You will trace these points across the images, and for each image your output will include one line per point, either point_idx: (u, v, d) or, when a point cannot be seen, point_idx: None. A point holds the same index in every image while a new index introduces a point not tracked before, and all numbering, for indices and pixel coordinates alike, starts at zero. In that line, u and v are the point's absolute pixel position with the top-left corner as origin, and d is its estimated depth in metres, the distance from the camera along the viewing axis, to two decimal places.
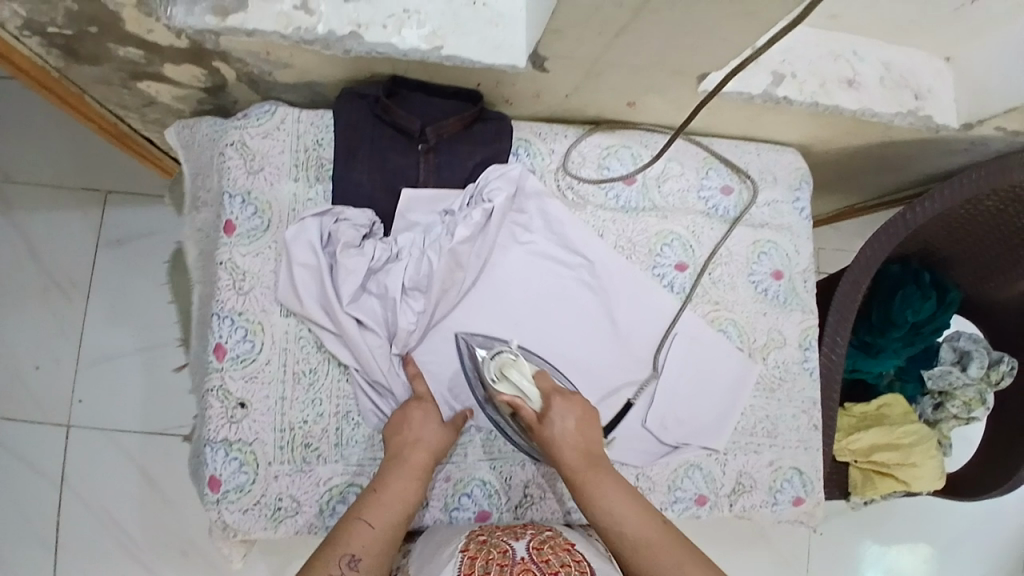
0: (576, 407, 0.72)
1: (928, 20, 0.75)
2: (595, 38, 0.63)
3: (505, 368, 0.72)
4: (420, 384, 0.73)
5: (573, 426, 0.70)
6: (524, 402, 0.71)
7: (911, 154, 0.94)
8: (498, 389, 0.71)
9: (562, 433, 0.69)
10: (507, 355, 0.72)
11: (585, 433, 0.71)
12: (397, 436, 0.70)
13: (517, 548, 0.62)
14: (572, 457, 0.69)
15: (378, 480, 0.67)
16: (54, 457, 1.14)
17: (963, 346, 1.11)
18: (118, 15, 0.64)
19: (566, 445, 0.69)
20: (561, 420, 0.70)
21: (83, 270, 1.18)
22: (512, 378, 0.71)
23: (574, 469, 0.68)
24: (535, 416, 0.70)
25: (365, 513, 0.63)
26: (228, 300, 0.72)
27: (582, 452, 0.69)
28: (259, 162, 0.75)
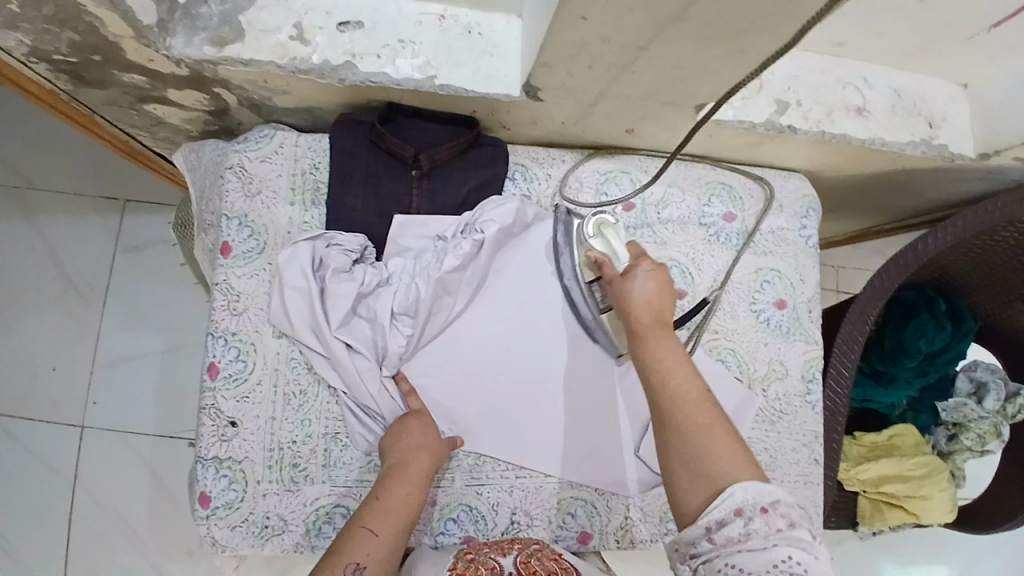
0: (662, 273, 0.65)
1: (941, 47, 0.73)
2: (586, 70, 0.63)
3: (603, 228, 0.73)
4: (414, 399, 0.74)
5: (653, 288, 0.64)
6: (611, 260, 0.69)
7: (926, 180, 0.90)
8: (592, 245, 0.72)
9: (637, 291, 0.64)
10: (607, 219, 0.73)
11: (664, 299, 0.64)
12: (399, 443, 0.70)
13: (506, 565, 0.63)
14: (642, 312, 0.62)
15: (380, 488, 0.66)
16: (69, 455, 1.17)
17: (980, 376, 1.06)
18: (120, 45, 0.66)
19: (641, 300, 0.63)
20: (642, 280, 0.64)
21: (101, 276, 1.22)
22: (608, 237, 0.71)
23: (641, 320, 0.62)
24: (618, 274, 0.67)
25: (368, 522, 0.63)
26: (222, 321, 0.74)
27: (655, 312, 0.63)
28: (257, 186, 0.76)
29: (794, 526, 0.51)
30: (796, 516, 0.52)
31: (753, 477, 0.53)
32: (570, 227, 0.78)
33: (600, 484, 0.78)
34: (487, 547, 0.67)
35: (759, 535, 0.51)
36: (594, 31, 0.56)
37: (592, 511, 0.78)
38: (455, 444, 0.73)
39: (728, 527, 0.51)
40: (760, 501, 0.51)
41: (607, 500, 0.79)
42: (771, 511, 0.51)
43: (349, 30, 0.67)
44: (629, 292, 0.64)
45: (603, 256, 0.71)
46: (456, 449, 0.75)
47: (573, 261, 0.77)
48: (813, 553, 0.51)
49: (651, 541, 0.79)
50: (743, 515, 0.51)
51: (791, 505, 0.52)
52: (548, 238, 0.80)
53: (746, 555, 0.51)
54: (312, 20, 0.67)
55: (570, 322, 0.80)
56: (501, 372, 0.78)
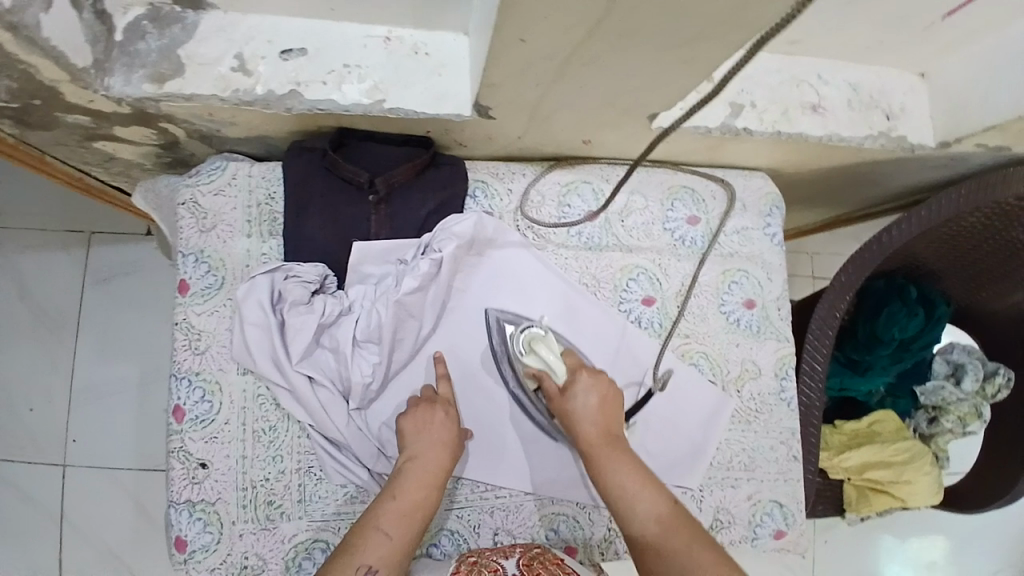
0: (601, 383, 0.72)
1: (893, 40, 0.72)
2: (533, 88, 0.62)
3: (534, 342, 0.75)
4: (445, 385, 0.75)
5: (595, 401, 0.71)
6: (550, 374, 0.73)
7: (889, 170, 0.90)
8: (526, 361, 0.75)
9: (583, 409, 0.70)
10: (536, 331, 0.76)
11: (608, 412, 0.71)
12: (422, 434, 0.70)
13: (508, 567, 0.64)
14: (594, 434, 0.69)
15: (394, 487, 0.65)
16: (52, 494, 1.15)
17: (957, 358, 1.07)
18: (58, 89, 0.64)
19: (588, 421, 0.69)
20: (583, 396, 0.71)
21: (71, 312, 1.19)
22: (540, 353, 0.74)
23: (593, 443, 0.68)
24: (558, 390, 0.72)
25: (381, 522, 0.62)
26: (185, 361, 0.73)
27: (604, 430, 0.69)
28: (212, 220, 0.75)
29: None
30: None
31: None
32: (505, 332, 0.78)
33: (580, 498, 0.78)
34: (491, 550, 0.67)
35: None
36: (537, 51, 0.55)
37: (575, 525, 0.78)
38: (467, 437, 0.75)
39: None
40: None
41: (589, 513, 0.78)
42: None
43: (292, 58, 0.66)
44: (575, 410, 0.70)
45: (540, 369, 0.74)
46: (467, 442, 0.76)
47: (514, 374, 0.77)
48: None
49: None
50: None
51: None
52: (485, 346, 0.78)
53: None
54: (254, 50, 0.65)
55: (524, 431, 0.78)
56: (476, 402, 0.77)
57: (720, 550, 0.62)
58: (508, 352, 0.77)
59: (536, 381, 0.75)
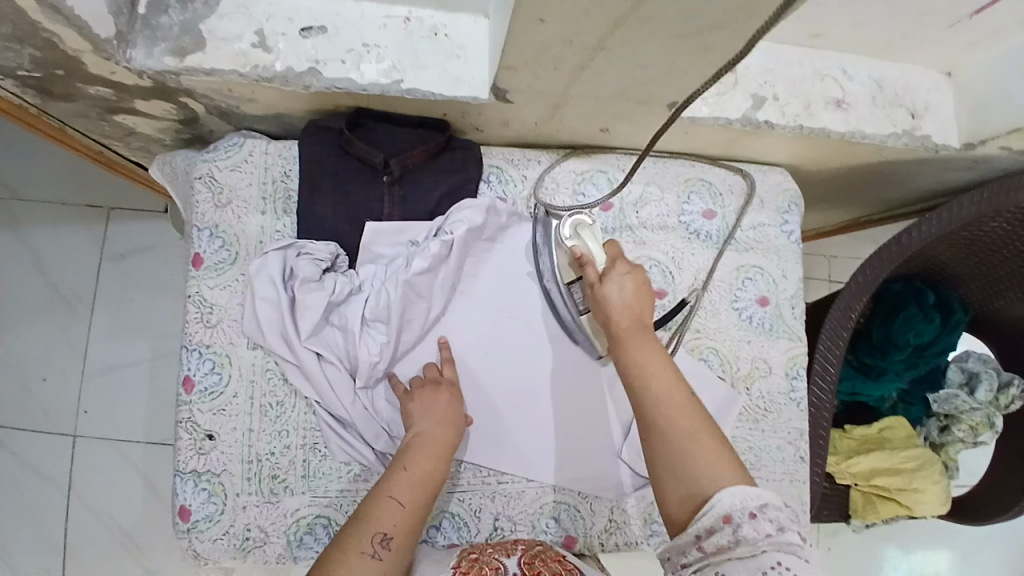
0: (638, 274, 0.69)
1: (923, 35, 0.71)
2: (551, 73, 0.62)
3: (581, 229, 0.73)
4: (449, 368, 0.75)
5: (631, 291, 0.67)
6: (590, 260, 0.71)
7: (912, 170, 0.89)
8: (570, 245, 0.73)
9: (617, 295, 0.67)
10: (585, 218, 0.74)
11: (642, 301, 0.67)
12: (426, 416, 0.70)
13: (510, 565, 0.63)
14: (624, 318, 0.65)
15: (405, 458, 0.66)
16: (62, 464, 1.17)
17: (972, 367, 1.06)
18: (80, 59, 0.65)
19: (620, 306, 0.66)
20: (618, 284, 0.68)
21: (88, 285, 1.21)
22: (585, 237, 0.73)
23: (623, 327, 0.65)
24: (595, 276, 0.69)
25: (394, 493, 0.63)
26: (196, 334, 0.74)
27: (635, 317, 0.66)
28: (227, 196, 0.76)
29: (783, 532, 0.53)
30: (784, 520, 0.54)
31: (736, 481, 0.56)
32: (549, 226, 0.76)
33: (583, 488, 0.78)
34: (491, 548, 0.66)
35: (748, 542, 0.53)
36: (556, 34, 0.54)
37: (576, 515, 0.78)
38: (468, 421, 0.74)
39: (716, 534, 0.54)
40: (748, 509, 0.54)
41: (591, 503, 0.78)
42: (760, 516, 0.53)
43: (311, 36, 0.66)
44: (607, 295, 0.67)
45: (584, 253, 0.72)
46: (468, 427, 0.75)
47: (552, 262, 0.75)
48: (801, 555, 0.53)
49: (636, 543, 0.79)
50: (731, 522, 0.54)
51: (780, 509, 0.54)
52: (529, 238, 0.80)
53: (736, 563, 0.53)
54: (274, 27, 0.65)
55: (529, 412, 0.78)
56: (483, 384, 0.77)
57: (728, 451, 0.59)
58: (549, 243, 0.76)
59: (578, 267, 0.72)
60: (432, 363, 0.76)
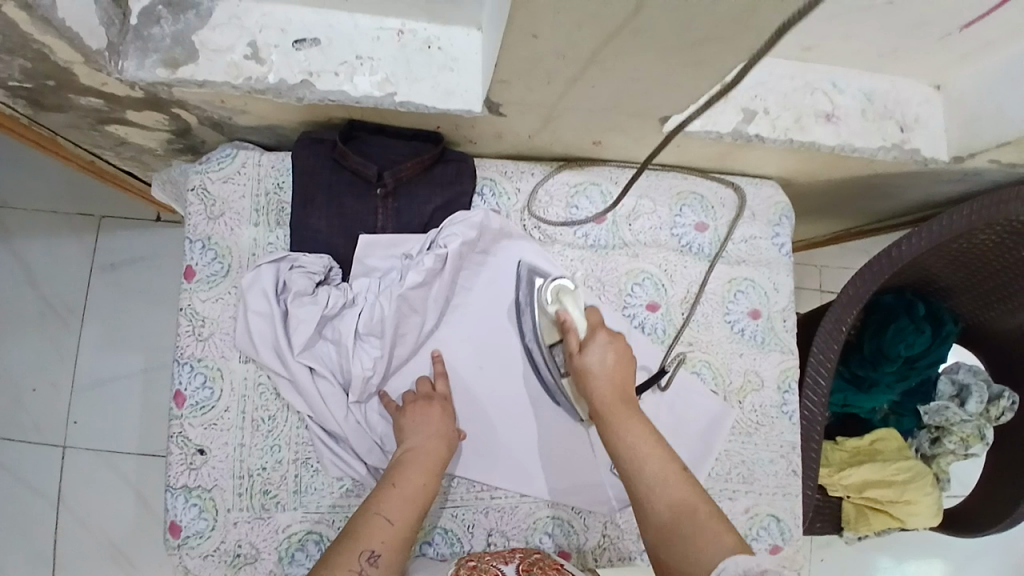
0: (618, 342, 0.71)
1: (911, 50, 0.72)
2: (545, 86, 0.62)
3: (562, 294, 0.74)
4: (443, 382, 0.75)
5: (612, 361, 0.70)
6: (574, 326, 0.72)
7: (902, 183, 0.89)
8: (553, 312, 0.74)
9: (599, 367, 0.70)
10: (566, 283, 0.75)
11: (624, 371, 0.71)
12: (417, 432, 0.69)
13: (508, 572, 0.63)
14: (606, 392, 0.69)
15: (395, 474, 0.66)
16: (51, 477, 1.15)
17: (962, 379, 1.06)
18: (71, 71, 0.65)
19: (602, 378, 0.69)
20: (600, 353, 0.70)
21: (78, 295, 1.20)
22: (566, 304, 0.73)
23: (606, 402, 0.68)
24: (577, 345, 0.71)
25: (382, 509, 0.62)
26: (187, 347, 0.73)
27: (617, 389, 0.69)
28: (220, 208, 0.75)
29: None
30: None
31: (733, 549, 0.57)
32: (534, 285, 0.77)
33: (576, 502, 0.77)
34: (490, 555, 0.67)
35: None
36: (549, 48, 0.55)
37: (570, 530, 0.77)
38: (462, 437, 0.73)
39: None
40: (749, 574, 0.53)
41: (584, 518, 0.78)
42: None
43: (305, 48, 0.66)
44: (589, 369, 0.70)
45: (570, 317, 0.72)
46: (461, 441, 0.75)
47: (534, 323, 0.76)
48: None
49: (630, 558, 0.78)
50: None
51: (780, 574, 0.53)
52: (511, 298, 0.79)
53: None
54: (267, 39, 0.65)
55: (521, 437, 0.77)
56: (475, 403, 0.77)
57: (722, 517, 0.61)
58: (531, 304, 0.77)
59: (561, 331, 0.73)
60: (426, 377, 0.75)
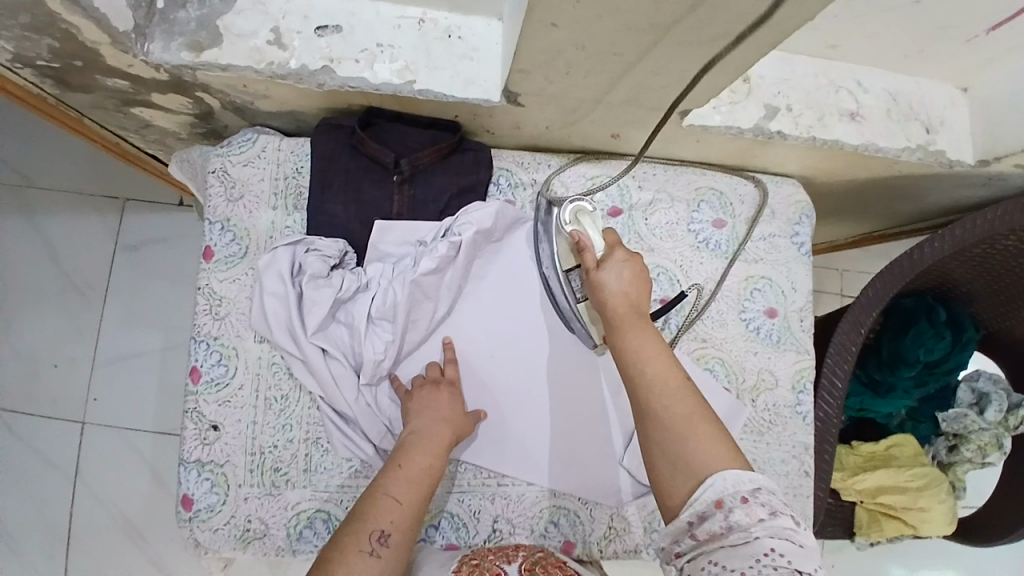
0: (636, 261, 0.70)
1: (940, 50, 0.70)
2: (563, 77, 0.62)
3: (581, 216, 0.75)
4: (452, 367, 0.75)
5: (628, 279, 0.68)
6: (590, 246, 0.72)
7: (926, 185, 0.88)
8: (569, 231, 0.75)
9: (614, 283, 0.68)
10: (584, 205, 0.76)
11: (640, 291, 0.69)
12: (424, 413, 0.70)
13: (510, 573, 0.63)
14: (619, 304, 0.67)
15: (402, 455, 0.66)
16: (70, 451, 1.18)
17: (983, 387, 1.04)
18: (99, 52, 0.66)
19: (617, 293, 0.67)
20: (616, 272, 0.69)
21: (100, 274, 1.23)
22: (585, 223, 0.75)
23: (618, 313, 0.66)
24: (594, 262, 0.71)
25: (390, 490, 0.63)
26: (205, 325, 0.74)
27: (631, 304, 0.67)
28: (240, 190, 0.76)
29: (775, 516, 0.52)
30: (778, 506, 0.54)
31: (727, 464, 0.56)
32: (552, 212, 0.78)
33: (584, 493, 0.77)
34: (493, 553, 0.66)
35: (740, 530, 0.52)
36: (567, 38, 0.54)
37: (575, 520, 0.77)
38: (479, 417, 0.74)
39: (709, 521, 0.54)
40: (740, 492, 0.54)
41: (591, 509, 0.78)
42: (751, 501, 0.53)
43: (327, 35, 0.66)
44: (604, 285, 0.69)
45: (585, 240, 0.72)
46: (479, 423, 0.76)
47: (552, 250, 0.76)
48: (797, 542, 0.52)
49: (635, 551, 0.78)
50: (724, 507, 0.53)
51: (772, 493, 0.54)
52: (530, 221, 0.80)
53: (730, 551, 0.52)
54: (290, 25, 0.66)
55: (530, 423, 0.78)
56: (487, 384, 0.77)
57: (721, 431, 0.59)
58: (552, 230, 0.77)
59: (577, 253, 0.73)
60: (435, 362, 0.76)
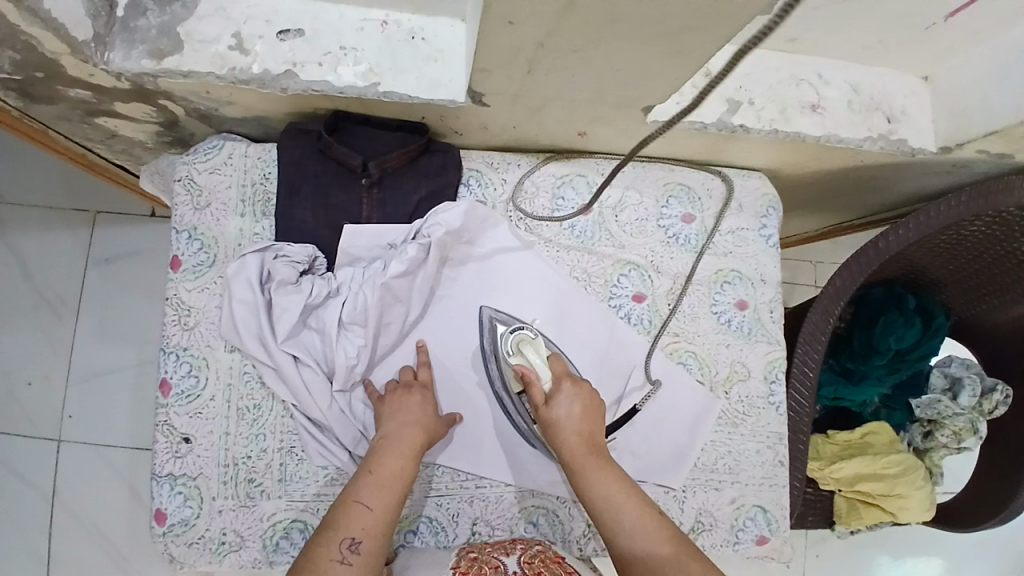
0: (584, 390, 0.72)
1: (898, 41, 0.71)
2: (526, 75, 0.62)
3: (522, 345, 0.74)
4: (425, 371, 0.75)
5: (579, 411, 0.71)
6: (537, 379, 0.72)
7: (890, 175, 0.89)
8: (512, 362, 0.74)
9: (570, 418, 0.70)
10: (526, 332, 0.75)
11: (592, 420, 0.71)
12: (394, 416, 0.70)
13: (510, 564, 0.63)
14: (576, 444, 0.69)
15: (373, 460, 0.66)
16: (45, 470, 1.16)
17: (955, 372, 1.06)
18: (59, 61, 0.65)
19: (572, 432, 0.69)
20: (566, 405, 0.70)
21: (73, 289, 1.21)
22: (527, 354, 0.74)
23: (576, 456, 0.68)
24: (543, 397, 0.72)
25: (360, 496, 0.63)
26: (174, 336, 0.74)
27: (586, 439, 0.69)
28: (206, 198, 0.76)
29: None
30: None
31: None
32: (495, 331, 0.77)
33: (561, 493, 0.77)
34: (492, 548, 0.66)
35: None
36: (528, 35, 0.55)
37: (554, 520, 0.77)
38: (456, 419, 0.75)
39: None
40: None
41: (570, 507, 0.78)
42: None
43: (290, 39, 0.66)
44: (558, 422, 0.70)
45: (528, 369, 0.73)
46: (455, 425, 0.76)
47: (500, 373, 0.76)
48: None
49: None
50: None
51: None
52: (475, 345, 0.78)
53: None
54: (252, 29, 0.66)
55: (506, 429, 0.78)
56: (461, 388, 0.77)
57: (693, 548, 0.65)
58: (498, 352, 0.76)
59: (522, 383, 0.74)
60: (409, 366, 0.76)
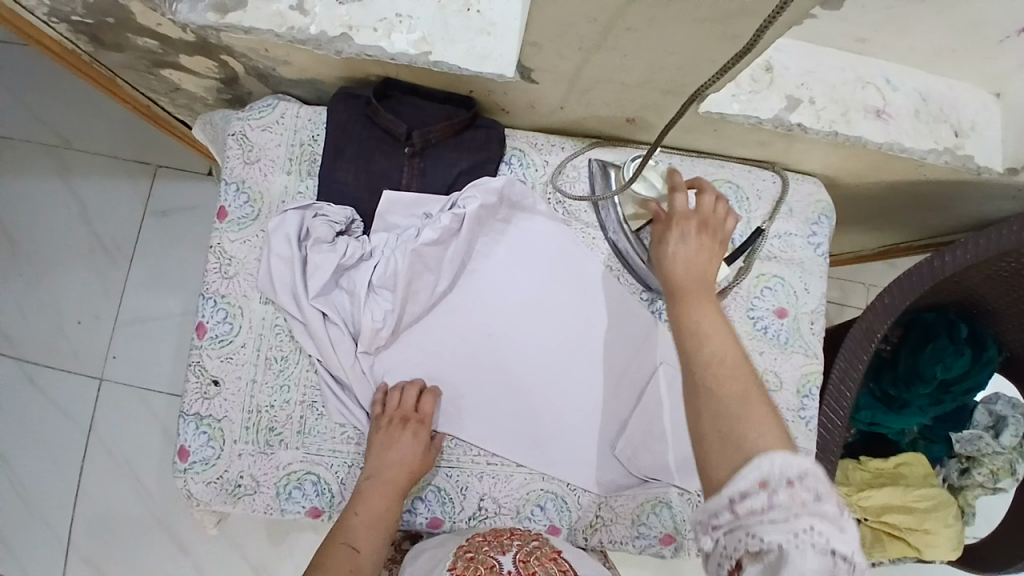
0: (705, 238, 0.67)
1: (973, 50, 0.67)
2: (575, 52, 0.62)
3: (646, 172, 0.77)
4: (426, 402, 0.74)
5: (693, 253, 0.66)
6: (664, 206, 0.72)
7: (955, 193, 0.84)
8: (634, 190, 0.77)
9: (683, 256, 0.65)
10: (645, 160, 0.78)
11: (708, 265, 0.66)
12: (378, 457, 0.71)
13: (505, 563, 0.61)
14: (683, 278, 0.64)
15: (356, 502, 0.69)
16: (85, 405, 1.22)
17: (1001, 410, 1.00)
18: (130, 10, 0.68)
19: (682, 267, 0.65)
20: (684, 245, 0.66)
21: (128, 235, 1.27)
22: (650, 179, 0.77)
23: (681, 287, 0.64)
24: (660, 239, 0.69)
25: (347, 539, 0.67)
26: (213, 283, 0.76)
27: (696, 279, 0.64)
28: (256, 154, 0.78)
29: (821, 500, 0.47)
30: (825, 491, 0.48)
31: (777, 441, 0.50)
32: (608, 176, 0.79)
33: (572, 479, 0.76)
34: (486, 544, 0.65)
35: (782, 508, 0.47)
36: (579, 8, 0.54)
37: (562, 506, 0.77)
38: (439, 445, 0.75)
39: (750, 500, 0.48)
40: (786, 474, 0.48)
41: (579, 496, 0.77)
42: (797, 484, 0.47)
43: (348, 3, 0.67)
44: (670, 258, 0.66)
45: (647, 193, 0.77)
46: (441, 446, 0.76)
47: (618, 214, 0.78)
48: (839, 526, 0.46)
49: (621, 543, 0.77)
50: (768, 487, 0.48)
51: (820, 478, 0.48)
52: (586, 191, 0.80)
53: (769, 529, 0.46)
54: None
55: (561, 348, 0.78)
56: (495, 350, 0.78)
57: (781, 425, 0.52)
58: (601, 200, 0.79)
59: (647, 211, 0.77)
60: (419, 382, 0.75)
